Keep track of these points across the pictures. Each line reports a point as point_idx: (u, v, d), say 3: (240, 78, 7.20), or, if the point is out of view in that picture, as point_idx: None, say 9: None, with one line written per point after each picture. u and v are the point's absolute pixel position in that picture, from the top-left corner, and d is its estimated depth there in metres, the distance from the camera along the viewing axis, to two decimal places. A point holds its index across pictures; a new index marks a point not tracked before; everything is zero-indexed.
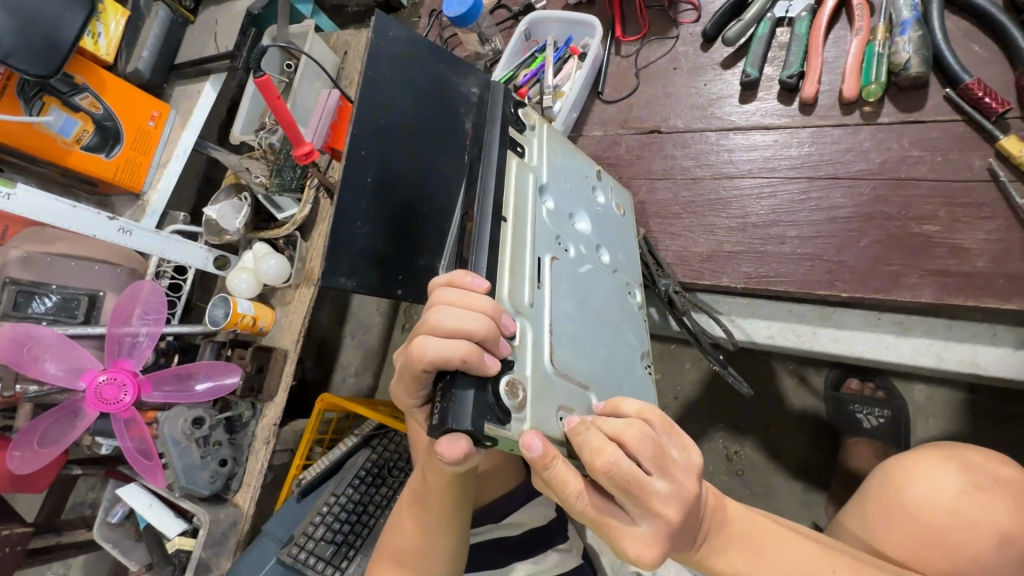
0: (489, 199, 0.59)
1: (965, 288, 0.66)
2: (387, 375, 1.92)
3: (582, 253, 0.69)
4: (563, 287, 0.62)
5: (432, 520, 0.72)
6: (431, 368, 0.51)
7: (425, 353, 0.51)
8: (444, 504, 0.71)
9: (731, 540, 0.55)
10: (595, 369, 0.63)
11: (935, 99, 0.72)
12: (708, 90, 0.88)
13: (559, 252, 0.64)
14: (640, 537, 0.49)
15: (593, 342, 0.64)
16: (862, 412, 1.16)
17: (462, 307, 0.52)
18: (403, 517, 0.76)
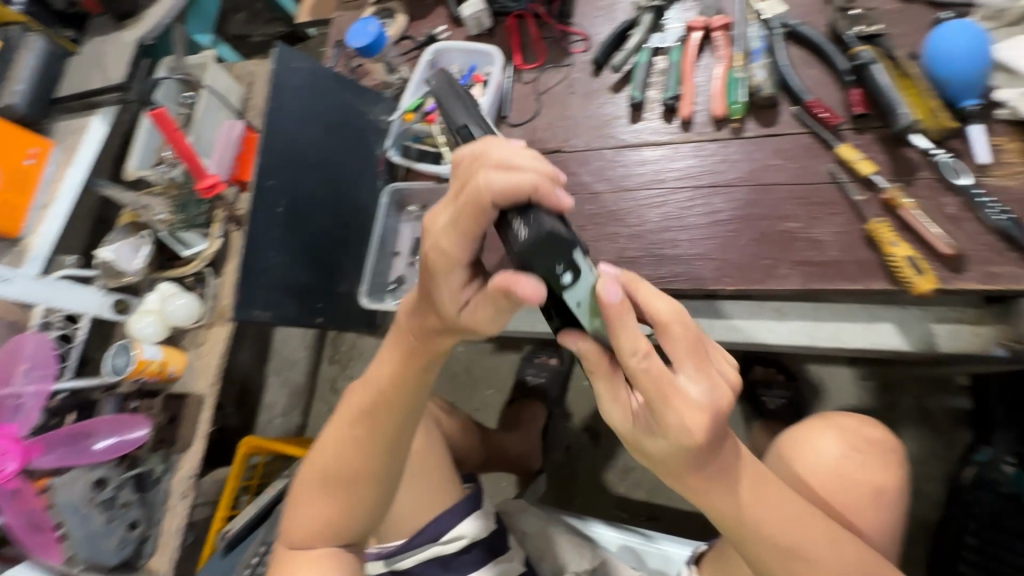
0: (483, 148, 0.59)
1: (824, 274, 0.76)
2: (317, 412, 1.84)
3: None
4: None
5: (372, 423, 0.70)
6: (501, 203, 0.48)
7: (490, 184, 0.47)
8: (389, 406, 0.69)
9: (716, 473, 0.56)
10: None
11: (787, 115, 0.84)
12: (602, 112, 0.96)
13: None
14: (696, 400, 0.51)
15: None
16: (764, 395, 1.30)
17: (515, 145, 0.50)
18: (342, 432, 0.72)
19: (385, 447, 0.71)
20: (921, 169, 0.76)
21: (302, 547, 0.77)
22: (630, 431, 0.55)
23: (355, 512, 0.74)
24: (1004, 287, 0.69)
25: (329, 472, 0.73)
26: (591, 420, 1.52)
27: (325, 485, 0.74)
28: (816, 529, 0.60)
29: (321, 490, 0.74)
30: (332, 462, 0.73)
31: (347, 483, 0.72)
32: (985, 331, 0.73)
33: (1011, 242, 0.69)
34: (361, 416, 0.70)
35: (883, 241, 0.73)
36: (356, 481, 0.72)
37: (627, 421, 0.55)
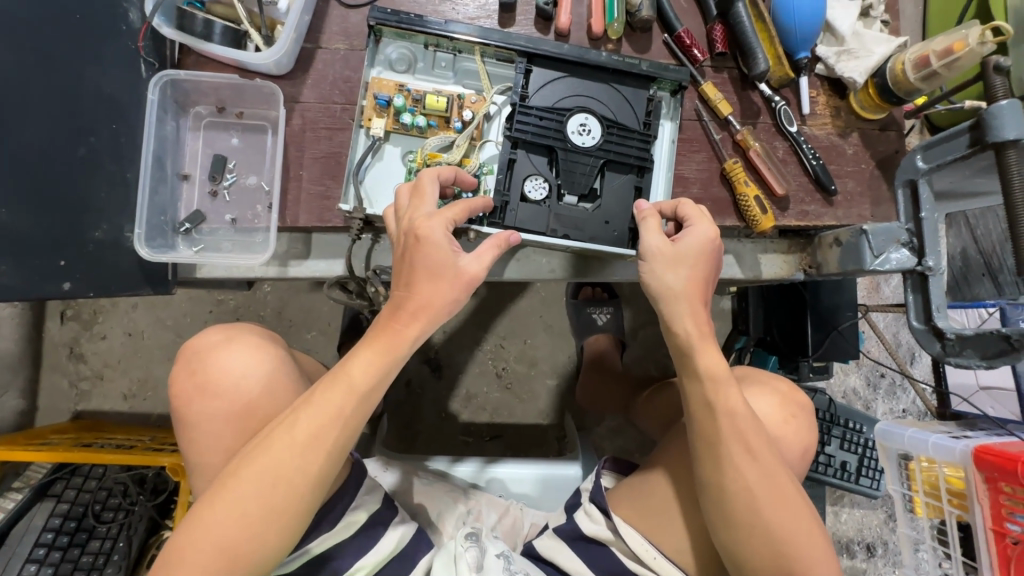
0: (587, 65, 0.76)
1: None
2: (48, 389, 1.32)
3: (540, 183, 0.73)
4: (575, 163, 0.73)
5: (325, 422, 0.58)
6: (436, 179, 0.65)
7: (432, 179, 0.65)
8: (351, 407, 0.59)
9: (730, 409, 0.63)
10: (616, 204, 0.74)
11: (657, 43, 0.82)
12: (467, 13, 0.79)
13: (537, 163, 0.74)
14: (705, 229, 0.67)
15: (612, 205, 0.74)
16: (595, 312, 1.42)
17: (420, 185, 0.65)
18: (334, 392, 0.59)
19: (345, 446, 0.59)
20: (761, 114, 0.83)
21: (228, 545, 0.55)
22: (667, 246, 0.67)
23: (274, 530, 0.57)
24: (809, 224, 0.83)
25: (270, 476, 0.56)
26: (432, 352, 1.45)
27: (271, 482, 0.57)
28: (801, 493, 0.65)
29: (248, 493, 0.56)
30: (295, 477, 0.57)
31: (294, 487, 0.57)
32: (792, 258, 0.88)
33: (819, 186, 0.82)
34: (321, 408, 0.59)
35: (737, 180, 0.79)
36: (292, 481, 0.57)
37: (663, 245, 0.67)
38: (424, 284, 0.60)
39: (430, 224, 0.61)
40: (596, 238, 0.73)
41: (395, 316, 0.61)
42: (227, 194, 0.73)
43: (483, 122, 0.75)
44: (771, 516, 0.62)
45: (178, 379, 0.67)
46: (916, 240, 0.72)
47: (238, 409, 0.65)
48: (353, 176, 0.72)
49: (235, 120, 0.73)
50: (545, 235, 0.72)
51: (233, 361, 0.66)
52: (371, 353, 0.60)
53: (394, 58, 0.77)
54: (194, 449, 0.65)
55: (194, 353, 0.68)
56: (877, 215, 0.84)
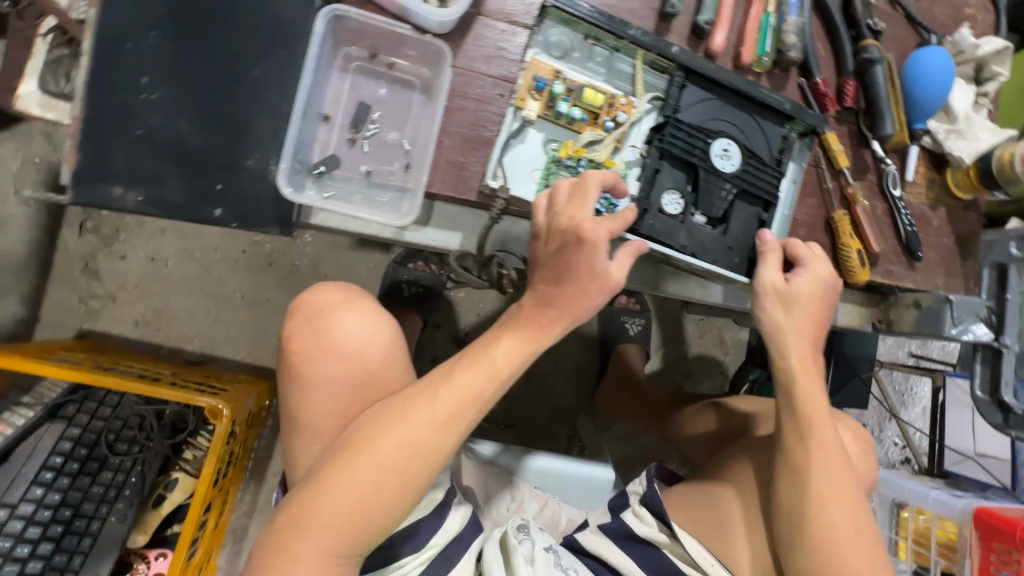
0: (737, 92, 0.78)
1: None
2: (55, 302, 1.22)
3: (677, 198, 0.75)
4: (713, 185, 0.75)
5: (463, 405, 0.58)
6: (598, 182, 0.63)
7: (596, 182, 0.63)
8: (490, 391, 0.59)
9: (821, 442, 0.68)
10: (739, 234, 0.77)
11: (793, 84, 0.84)
12: (628, 13, 0.78)
13: (677, 178, 0.75)
14: (818, 272, 0.70)
15: (736, 233, 0.77)
16: (628, 322, 1.45)
17: (581, 184, 0.63)
18: (475, 375, 0.58)
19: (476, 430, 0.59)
20: (870, 172, 0.87)
21: (357, 515, 0.55)
22: (781, 283, 0.70)
23: (399, 505, 0.56)
24: (891, 283, 0.88)
25: (406, 452, 0.56)
26: (462, 333, 1.43)
27: (404, 457, 0.56)
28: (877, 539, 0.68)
29: (384, 465, 0.55)
30: (427, 455, 0.57)
31: (427, 461, 0.57)
32: (863, 311, 0.93)
33: (906, 250, 0.88)
34: (462, 390, 0.58)
35: (841, 231, 0.84)
36: (425, 458, 0.57)
37: (776, 279, 0.70)
38: (573, 286, 0.59)
39: (597, 226, 0.59)
40: (718, 262, 0.75)
41: (538, 308, 0.60)
42: (365, 144, 0.70)
43: (630, 126, 0.76)
44: (851, 553, 0.65)
45: (298, 335, 0.65)
46: (995, 318, 0.79)
47: (359, 375, 0.63)
48: (499, 155, 0.70)
49: (385, 70, 0.71)
50: (674, 249, 0.74)
51: (359, 326, 0.64)
52: (516, 340, 0.60)
53: (551, 42, 0.76)
54: (307, 409, 0.63)
55: (316, 311, 0.66)
56: (948, 286, 0.90)
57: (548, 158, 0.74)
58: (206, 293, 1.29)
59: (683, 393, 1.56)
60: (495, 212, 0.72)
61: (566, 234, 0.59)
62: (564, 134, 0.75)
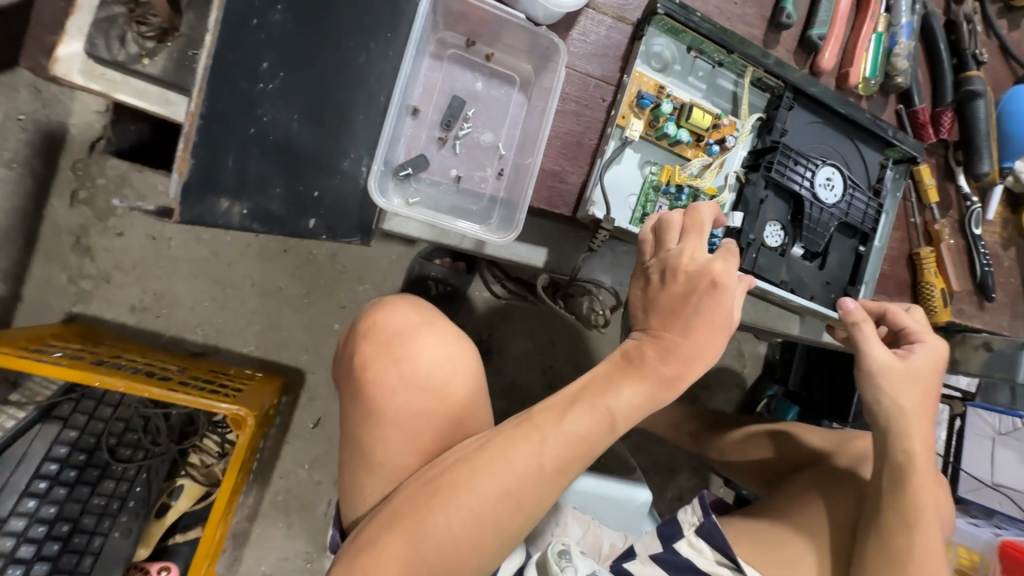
0: (842, 117, 0.71)
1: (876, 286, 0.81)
2: (39, 280, 1.08)
3: (778, 230, 0.69)
4: (818, 217, 0.69)
5: (573, 457, 0.50)
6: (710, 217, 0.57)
7: (705, 217, 0.57)
8: (602, 443, 0.51)
9: (919, 521, 0.63)
10: (834, 269, 0.72)
11: (890, 111, 0.80)
12: (739, 18, 0.72)
13: (780, 208, 0.69)
14: (930, 349, 0.69)
15: (832, 267, 0.73)
16: None
17: (694, 222, 0.57)
18: (590, 424, 0.50)
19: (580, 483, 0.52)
20: (952, 208, 0.85)
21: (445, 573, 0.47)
22: (894, 359, 0.67)
23: (488, 561, 0.49)
24: (961, 322, 0.86)
25: (505, 507, 0.48)
26: (485, 335, 1.36)
27: (503, 512, 0.48)
28: None
29: (481, 520, 0.47)
30: (528, 511, 0.49)
31: (528, 517, 0.49)
32: None
33: (979, 290, 0.86)
34: (574, 440, 0.50)
35: (925, 269, 0.81)
36: (525, 514, 0.49)
37: (888, 356, 0.68)
38: (703, 331, 0.52)
39: (720, 264, 0.52)
40: (816, 298, 0.71)
41: (661, 355, 0.52)
42: (454, 145, 0.62)
43: (733, 149, 0.69)
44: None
45: (373, 357, 0.55)
46: None
47: (443, 410, 0.54)
48: (601, 177, 0.63)
49: (482, 62, 0.62)
50: (775, 284, 0.69)
51: (446, 353, 0.55)
52: (637, 388, 0.52)
53: (653, 53, 0.67)
54: (377, 444, 0.53)
55: (392, 332, 0.56)
56: (1012, 328, 0.89)
57: (648, 182, 0.67)
58: (213, 278, 1.18)
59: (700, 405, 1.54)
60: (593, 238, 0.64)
61: (687, 278, 0.53)
62: (662, 156, 0.68)
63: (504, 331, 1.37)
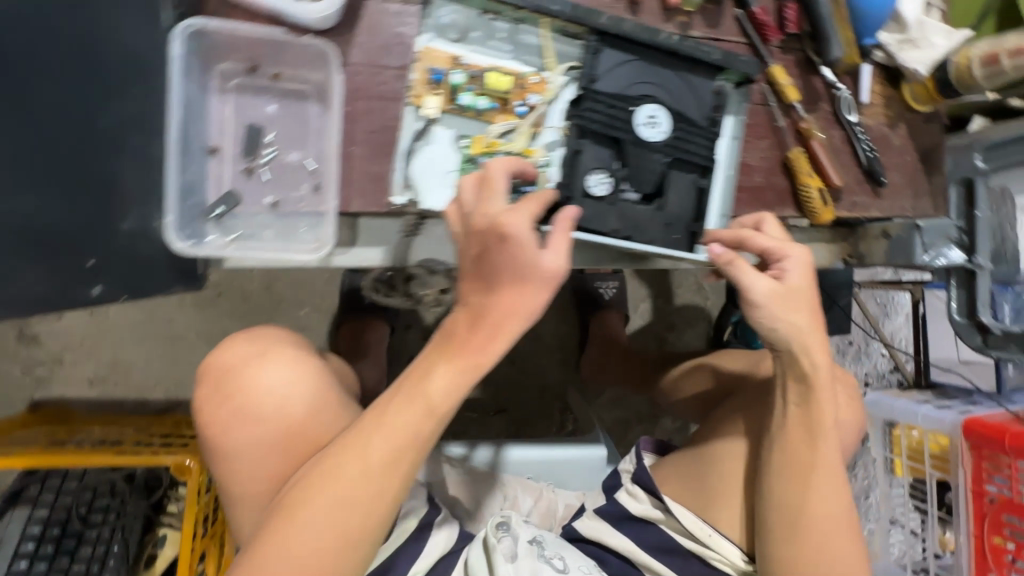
0: (658, 48, 0.68)
1: (751, 201, 0.79)
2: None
3: (602, 179, 0.66)
4: (638, 157, 0.66)
5: (401, 447, 0.52)
6: (507, 167, 0.58)
7: (503, 169, 0.57)
8: (429, 428, 0.53)
9: (825, 443, 0.65)
10: (677, 206, 0.68)
11: (729, 17, 0.77)
12: None
13: (602, 157, 0.66)
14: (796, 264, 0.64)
15: (672, 201, 0.68)
16: (601, 287, 1.43)
17: (487, 179, 0.56)
18: (409, 414, 0.53)
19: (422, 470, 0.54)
20: (822, 100, 0.81)
21: None
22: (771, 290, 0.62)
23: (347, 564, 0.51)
24: (858, 215, 0.84)
25: (344, 510, 0.50)
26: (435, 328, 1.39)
27: (342, 516, 0.51)
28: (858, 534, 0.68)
29: (321, 527, 0.50)
30: (369, 509, 0.51)
31: (373, 514, 0.52)
32: (832, 247, 0.88)
33: (869, 177, 0.83)
34: (396, 430, 0.52)
35: (799, 171, 0.79)
36: (367, 512, 0.51)
37: (773, 283, 0.62)
38: (508, 292, 0.54)
39: (515, 214, 0.53)
40: (654, 241, 0.67)
41: (472, 329, 0.54)
42: (265, 172, 0.62)
43: (545, 107, 0.67)
44: (839, 538, 0.65)
45: (208, 397, 0.56)
46: (965, 236, 0.80)
47: (282, 431, 0.55)
48: (401, 164, 0.63)
49: (270, 83, 0.62)
50: (607, 236, 0.66)
51: (279, 378, 0.56)
52: (452, 370, 0.54)
53: (444, 25, 0.66)
54: (233, 477, 0.56)
55: (225, 367, 0.57)
56: (916, 208, 0.86)
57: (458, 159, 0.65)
58: (158, 336, 1.22)
59: (668, 348, 1.55)
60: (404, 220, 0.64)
61: (484, 242, 0.54)
62: (475, 127, 0.67)
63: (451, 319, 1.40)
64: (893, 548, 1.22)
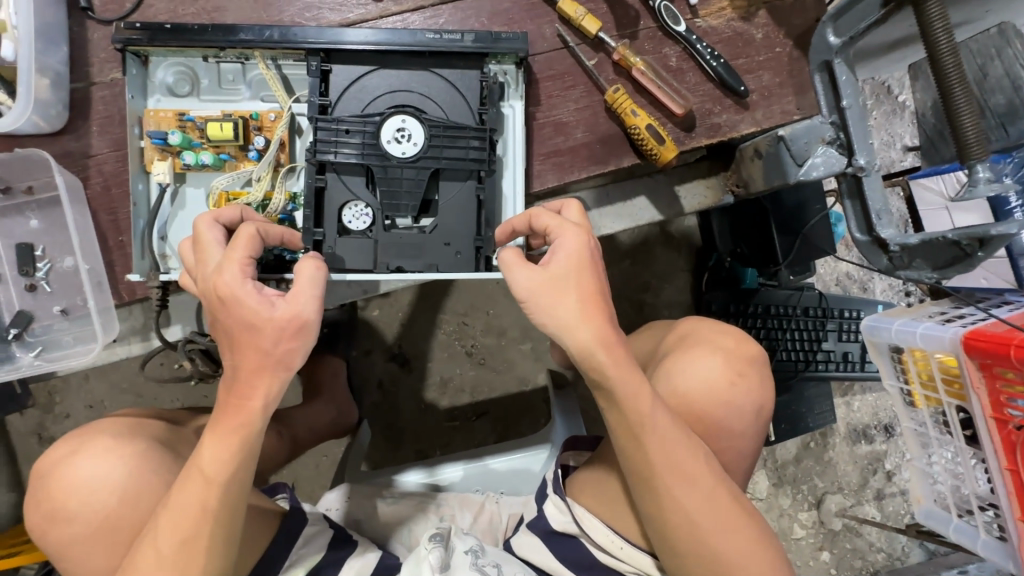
0: (395, 50, 0.61)
1: (576, 162, 0.68)
2: None
3: (359, 211, 0.62)
4: (389, 181, 0.61)
5: (192, 524, 0.54)
6: (221, 219, 0.56)
7: (213, 224, 0.56)
8: (214, 499, 0.54)
9: (650, 436, 0.56)
10: (450, 221, 0.63)
11: None
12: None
13: (354, 188, 0.62)
14: (569, 244, 0.54)
15: (446, 217, 0.63)
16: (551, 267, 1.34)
17: (200, 239, 0.55)
18: (192, 490, 0.54)
19: (229, 538, 0.55)
20: (641, 18, 0.67)
21: None
22: (544, 278, 0.53)
23: None
24: (726, 138, 0.69)
25: None
26: (395, 348, 1.38)
27: None
28: (737, 516, 0.58)
29: None
30: None
31: None
32: (716, 182, 0.79)
33: (726, 89, 0.67)
34: (182, 511, 0.54)
35: (623, 111, 0.66)
36: None
37: (537, 274, 0.54)
38: (248, 354, 0.52)
39: (225, 274, 0.53)
40: (437, 265, 0.62)
41: (235, 400, 0.54)
42: (49, 284, 0.64)
43: (286, 143, 0.64)
44: (716, 539, 0.57)
45: (33, 504, 0.63)
46: (844, 136, 0.59)
47: (99, 523, 0.61)
48: (151, 236, 0.62)
49: (27, 197, 0.63)
50: (371, 272, 0.62)
51: (77, 480, 0.61)
52: (220, 441, 0.54)
53: (171, 82, 0.63)
54: (78, 571, 0.62)
55: (45, 473, 0.63)
56: (802, 108, 0.69)
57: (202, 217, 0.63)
58: None
59: (649, 312, 1.33)
60: (156, 301, 0.63)
61: (207, 303, 0.53)
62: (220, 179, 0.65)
63: (408, 336, 1.38)
64: (935, 487, 1.00)
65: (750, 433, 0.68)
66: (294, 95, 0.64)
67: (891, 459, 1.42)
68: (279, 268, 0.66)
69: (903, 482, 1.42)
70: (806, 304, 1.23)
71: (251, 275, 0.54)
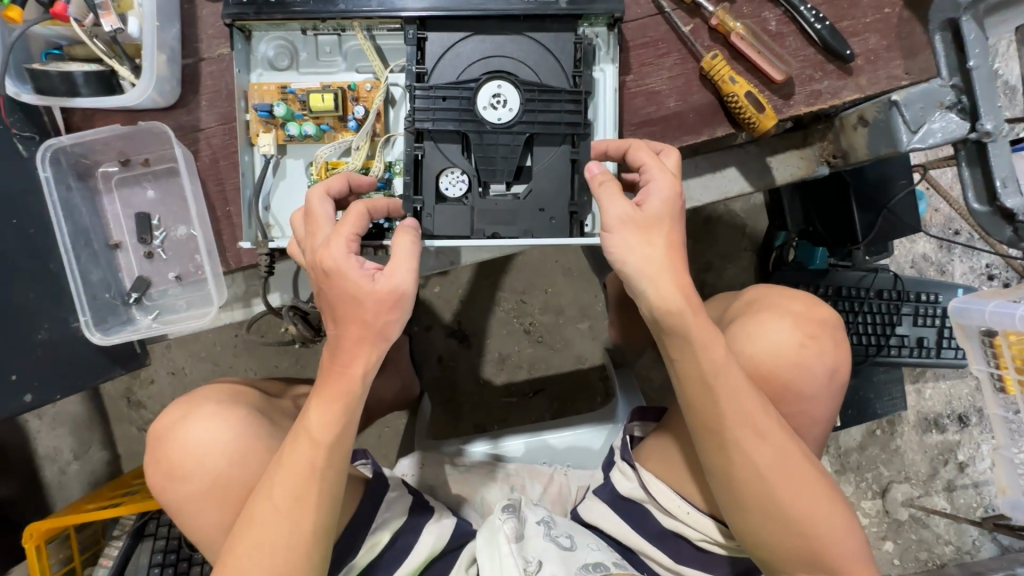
0: (490, 14, 0.61)
1: (667, 132, 0.67)
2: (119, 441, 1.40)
3: (455, 178, 0.63)
4: (485, 148, 0.62)
5: (301, 484, 0.57)
6: (330, 190, 0.58)
7: (325, 193, 0.57)
8: (321, 459, 0.57)
9: (719, 390, 0.55)
10: (546, 185, 0.63)
11: None
12: None
13: (450, 156, 0.63)
14: (664, 185, 0.55)
15: (541, 183, 0.62)
16: None
17: (311, 210, 0.57)
18: (301, 449, 0.57)
19: (334, 498, 0.58)
20: None
21: None
22: (634, 216, 0.54)
23: None
24: (827, 105, 0.66)
25: (264, 550, 0.56)
26: (455, 325, 1.41)
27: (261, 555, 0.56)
28: (812, 480, 0.57)
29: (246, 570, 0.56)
30: (280, 541, 0.56)
31: (290, 552, 0.56)
32: (809, 152, 0.76)
33: (829, 52, 0.65)
34: (293, 469, 0.57)
35: (719, 78, 0.64)
36: (286, 547, 0.56)
37: (631, 211, 0.54)
38: (352, 324, 0.55)
39: (331, 247, 0.54)
40: (533, 232, 0.62)
41: (339, 363, 0.57)
42: (164, 251, 0.69)
43: (381, 114, 0.66)
44: (789, 500, 0.56)
45: (150, 463, 0.67)
46: (967, 100, 0.58)
47: (212, 483, 0.65)
48: (257, 205, 0.65)
49: (144, 169, 0.68)
50: (468, 238, 0.62)
51: (193, 443, 0.65)
52: (326, 406, 0.57)
53: (273, 56, 0.66)
54: (190, 526, 0.67)
55: (160, 435, 0.67)
56: (911, 72, 0.65)
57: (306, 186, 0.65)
58: None
59: (710, 292, 1.31)
60: (263, 267, 0.65)
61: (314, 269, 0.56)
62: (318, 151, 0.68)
63: (467, 313, 1.41)
64: None
65: (824, 403, 0.66)
66: (389, 66, 0.66)
67: (965, 450, 1.35)
68: (375, 237, 0.67)
69: (977, 475, 1.35)
70: (881, 286, 1.17)
71: (356, 250, 0.56)
